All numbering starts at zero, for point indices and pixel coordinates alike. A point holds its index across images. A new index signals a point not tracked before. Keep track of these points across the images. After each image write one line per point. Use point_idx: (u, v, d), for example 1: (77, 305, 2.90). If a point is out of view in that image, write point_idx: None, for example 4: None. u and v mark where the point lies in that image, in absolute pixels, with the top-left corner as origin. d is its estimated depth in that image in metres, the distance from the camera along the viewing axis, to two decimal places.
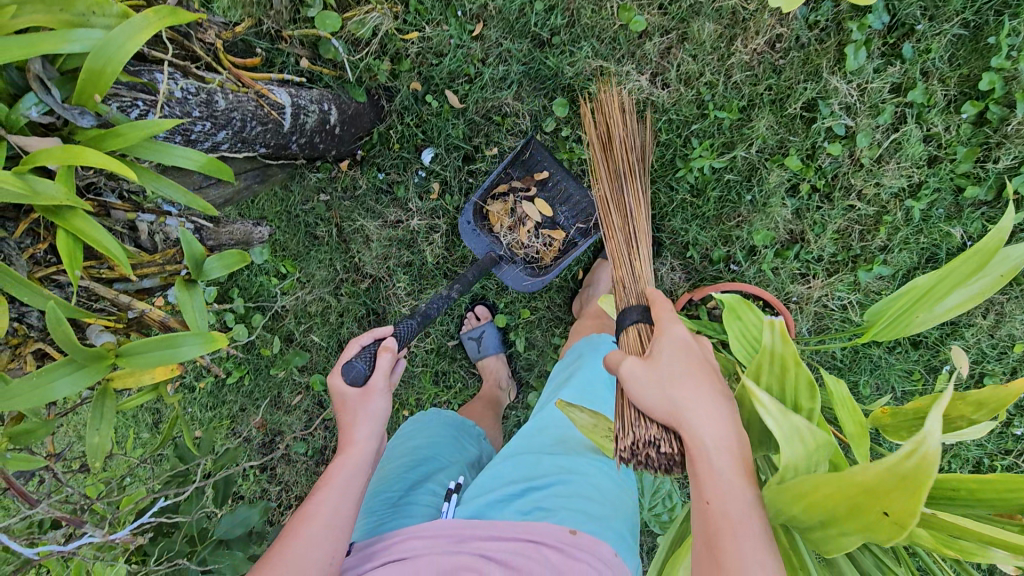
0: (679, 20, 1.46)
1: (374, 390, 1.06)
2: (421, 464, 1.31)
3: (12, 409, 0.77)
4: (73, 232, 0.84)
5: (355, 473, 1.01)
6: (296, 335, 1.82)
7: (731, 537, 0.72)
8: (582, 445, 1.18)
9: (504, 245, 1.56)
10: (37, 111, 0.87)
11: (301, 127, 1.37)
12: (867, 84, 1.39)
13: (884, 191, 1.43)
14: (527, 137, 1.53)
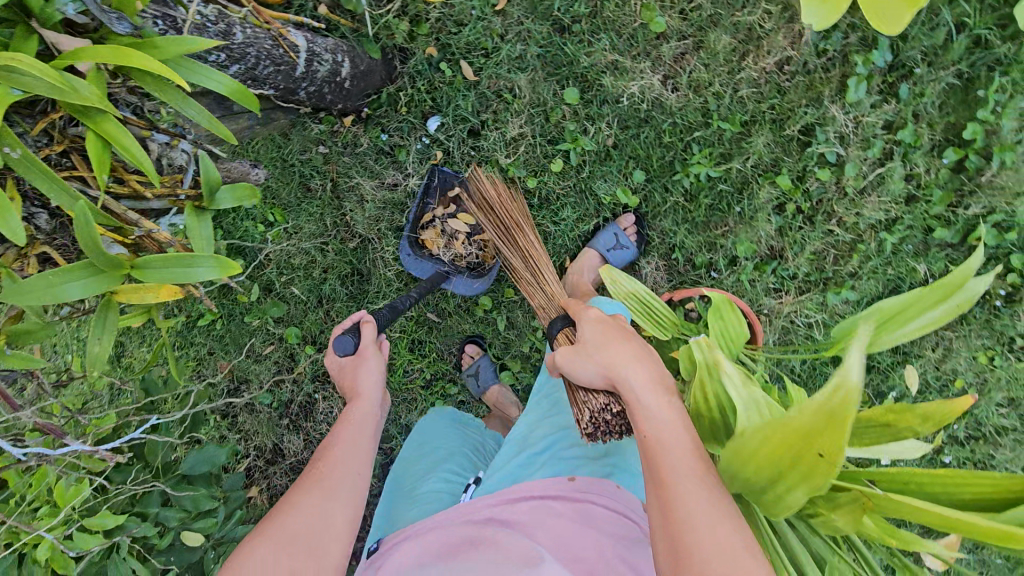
0: (697, 28, 1.50)
1: (365, 351, 1.23)
2: (421, 458, 1.41)
3: (22, 305, 0.72)
4: (103, 135, 0.83)
5: (363, 415, 1.16)
6: (275, 285, 1.80)
7: (668, 456, 0.81)
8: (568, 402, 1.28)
9: (446, 260, 1.59)
10: (74, 10, 0.85)
11: (312, 75, 1.37)
12: (862, 117, 1.46)
13: (863, 221, 1.51)
14: (431, 166, 1.63)
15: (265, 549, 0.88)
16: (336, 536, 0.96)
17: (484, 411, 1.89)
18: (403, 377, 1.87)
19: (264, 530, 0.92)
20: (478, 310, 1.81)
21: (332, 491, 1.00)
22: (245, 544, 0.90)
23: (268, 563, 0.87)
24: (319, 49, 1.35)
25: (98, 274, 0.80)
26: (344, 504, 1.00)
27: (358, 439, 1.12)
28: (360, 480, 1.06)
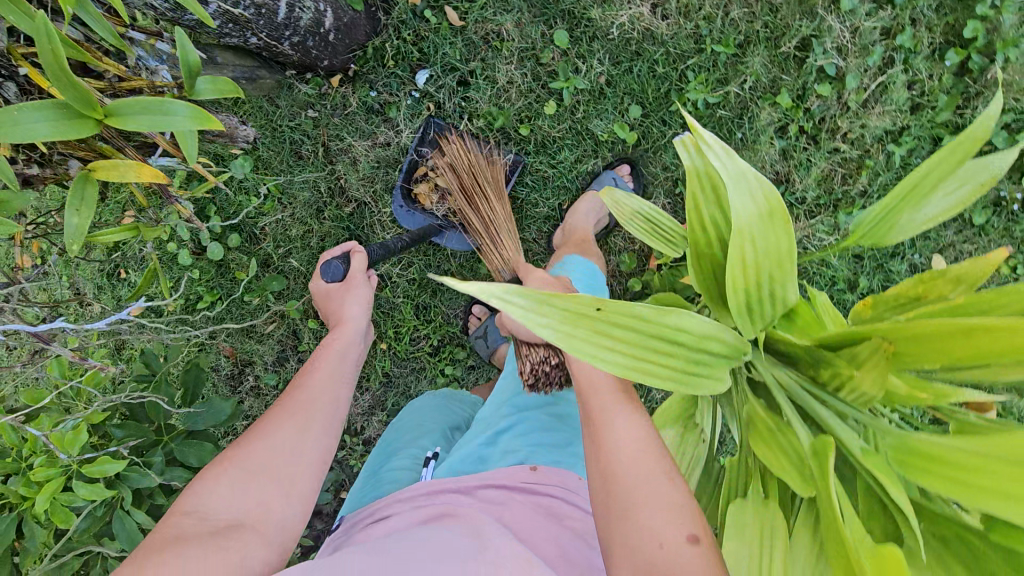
0: None
1: (355, 281, 1.09)
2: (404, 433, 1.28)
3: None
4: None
5: (348, 341, 1.00)
6: (274, 259, 1.75)
7: (619, 436, 0.66)
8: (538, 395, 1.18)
9: (439, 215, 1.58)
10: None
11: (294, 24, 1.34)
12: (858, 26, 1.43)
13: (869, 134, 1.47)
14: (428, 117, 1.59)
15: (224, 486, 0.72)
16: (309, 473, 0.79)
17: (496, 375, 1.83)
18: (410, 345, 1.82)
19: (230, 456, 0.75)
20: (481, 269, 1.76)
21: (309, 422, 0.82)
22: (197, 479, 0.73)
23: (230, 498, 0.72)
24: None
25: (71, 113, 0.57)
26: (320, 438, 0.82)
27: (341, 370, 0.94)
28: (337, 412, 0.87)
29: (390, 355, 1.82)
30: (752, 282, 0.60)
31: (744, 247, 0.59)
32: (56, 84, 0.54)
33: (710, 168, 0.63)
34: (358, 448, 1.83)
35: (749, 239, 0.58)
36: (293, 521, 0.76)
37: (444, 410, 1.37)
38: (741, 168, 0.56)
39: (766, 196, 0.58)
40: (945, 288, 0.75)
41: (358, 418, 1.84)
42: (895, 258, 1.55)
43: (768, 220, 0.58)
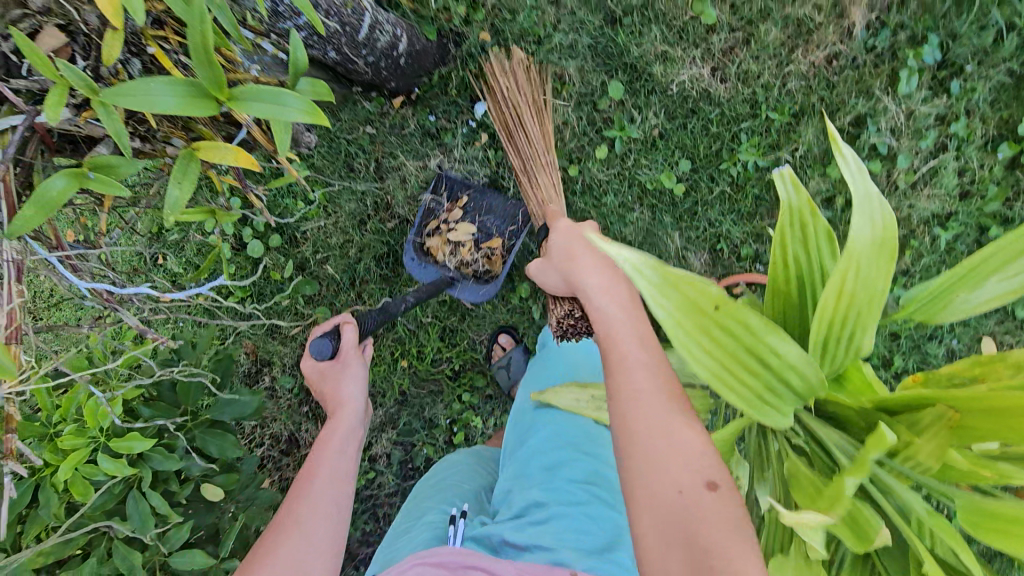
0: (747, 22, 1.52)
1: (349, 356, 1.15)
2: (434, 491, 1.27)
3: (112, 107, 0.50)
4: None
5: (349, 425, 1.09)
6: (310, 264, 1.77)
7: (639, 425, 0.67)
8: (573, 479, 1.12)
9: (450, 267, 1.58)
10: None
11: (372, 44, 1.40)
12: (914, 110, 1.46)
13: (916, 214, 1.48)
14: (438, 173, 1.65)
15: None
16: (324, 562, 0.90)
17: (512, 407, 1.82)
18: (431, 366, 1.81)
19: (247, 569, 0.84)
20: (513, 298, 1.76)
21: (320, 512, 0.94)
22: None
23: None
24: (381, 20, 1.38)
25: (198, 91, 0.55)
26: (324, 534, 0.92)
27: (333, 470, 1.01)
28: (339, 500, 0.98)
29: (410, 375, 1.82)
30: (840, 311, 0.63)
31: (847, 276, 0.60)
32: (194, 57, 0.53)
33: (805, 204, 0.63)
34: (363, 464, 1.82)
35: (855, 268, 0.60)
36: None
37: (476, 471, 1.34)
38: (869, 193, 0.59)
39: (884, 227, 0.60)
40: (1005, 372, 0.76)
41: (368, 433, 1.82)
42: (932, 341, 1.54)
43: (878, 251, 0.60)
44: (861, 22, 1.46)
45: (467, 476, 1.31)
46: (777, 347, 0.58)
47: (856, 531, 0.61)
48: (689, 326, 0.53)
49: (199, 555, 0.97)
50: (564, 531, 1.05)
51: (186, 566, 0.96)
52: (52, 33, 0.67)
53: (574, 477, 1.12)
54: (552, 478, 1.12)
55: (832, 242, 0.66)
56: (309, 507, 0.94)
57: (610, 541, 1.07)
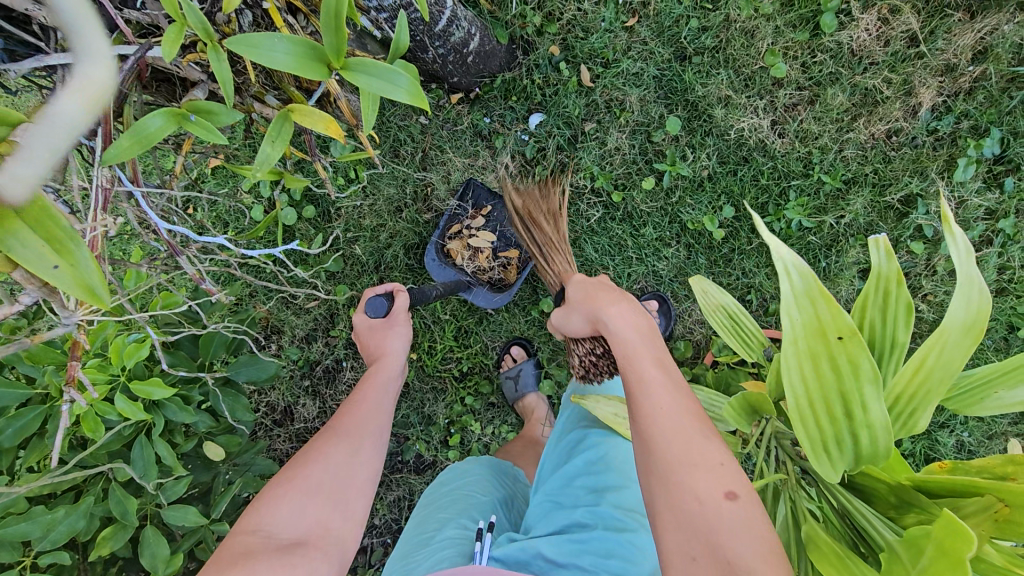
0: (815, 82, 1.52)
1: (397, 317, 1.18)
2: (449, 500, 1.26)
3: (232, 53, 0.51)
4: None
5: (386, 376, 1.11)
6: (339, 240, 1.77)
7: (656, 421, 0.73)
8: (618, 502, 1.11)
9: (468, 272, 1.60)
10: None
11: (446, 37, 1.40)
12: (965, 200, 1.47)
13: (949, 302, 1.48)
14: (467, 179, 1.66)
15: (288, 506, 0.83)
16: (360, 493, 0.91)
17: (512, 419, 1.80)
18: (439, 363, 1.81)
19: (289, 480, 0.86)
20: (534, 311, 1.75)
21: (359, 445, 0.95)
22: (268, 496, 0.84)
23: (296, 514, 0.83)
24: (459, 15, 1.39)
25: (318, 55, 0.57)
26: (365, 464, 0.94)
27: (379, 402, 1.05)
28: (379, 433, 1.00)
29: (417, 368, 1.81)
30: (913, 385, 0.73)
31: (933, 349, 0.70)
32: (324, 23, 0.56)
33: (892, 274, 0.74)
34: None
35: (941, 347, 0.70)
36: (349, 534, 0.88)
37: (495, 485, 1.34)
38: (970, 277, 0.66)
39: (977, 311, 0.68)
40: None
41: None
42: (943, 429, 1.54)
43: (967, 334, 0.69)
44: (928, 104, 1.47)
45: (486, 490, 1.30)
46: (864, 400, 0.68)
47: None
48: (804, 348, 0.66)
49: (192, 513, 0.96)
50: (602, 556, 1.03)
51: (178, 521, 0.95)
52: None
53: (618, 501, 1.11)
54: (598, 501, 1.12)
55: (909, 314, 0.73)
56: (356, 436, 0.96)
57: (651, 572, 1.03)
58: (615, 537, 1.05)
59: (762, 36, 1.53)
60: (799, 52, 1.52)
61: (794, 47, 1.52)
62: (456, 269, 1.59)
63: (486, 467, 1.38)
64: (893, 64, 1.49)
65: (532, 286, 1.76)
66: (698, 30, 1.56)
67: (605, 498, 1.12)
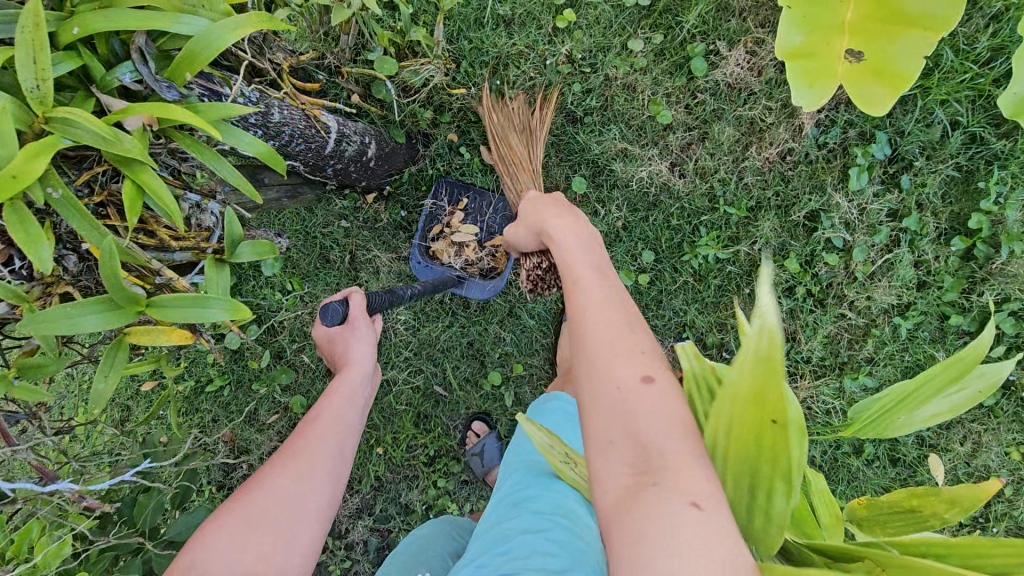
0: (702, 121, 1.58)
1: (355, 322, 1.04)
2: (404, 555, 1.30)
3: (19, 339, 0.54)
4: (141, 185, 0.67)
5: (354, 390, 0.98)
6: (286, 352, 1.80)
7: (605, 373, 0.62)
8: (535, 500, 1.05)
9: (458, 267, 1.63)
10: (132, 80, 0.70)
11: (340, 154, 1.44)
12: (866, 206, 1.51)
13: (875, 305, 1.51)
14: (437, 177, 1.70)
15: (223, 537, 0.73)
16: (309, 524, 0.80)
17: (488, 493, 1.81)
18: (406, 452, 1.82)
19: (230, 509, 0.77)
20: (486, 385, 1.77)
21: (310, 473, 0.83)
22: (196, 538, 0.74)
23: (232, 550, 0.73)
24: (348, 131, 1.43)
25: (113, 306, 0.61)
26: (321, 489, 0.83)
27: (348, 421, 0.94)
28: (337, 463, 0.88)
29: (385, 461, 1.82)
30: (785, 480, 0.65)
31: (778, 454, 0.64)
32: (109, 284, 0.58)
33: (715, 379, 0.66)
34: (339, 553, 1.82)
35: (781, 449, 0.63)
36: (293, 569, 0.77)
37: (452, 536, 1.38)
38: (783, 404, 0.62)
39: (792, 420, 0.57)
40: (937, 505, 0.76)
41: (344, 520, 1.82)
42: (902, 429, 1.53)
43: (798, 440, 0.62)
44: (811, 122, 1.52)
45: (438, 547, 1.32)
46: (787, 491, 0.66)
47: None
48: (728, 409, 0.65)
49: None
50: (524, 558, 0.98)
51: None
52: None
53: (538, 507, 1.04)
54: (518, 509, 1.05)
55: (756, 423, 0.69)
56: (311, 456, 0.85)
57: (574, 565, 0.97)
58: (533, 537, 0.99)
59: (642, 88, 1.60)
60: (680, 97, 1.59)
61: (674, 93, 1.59)
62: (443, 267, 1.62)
63: (444, 523, 1.41)
64: (769, 92, 1.55)
65: (479, 359, 1.78)
66: (582, 93, 1.63)
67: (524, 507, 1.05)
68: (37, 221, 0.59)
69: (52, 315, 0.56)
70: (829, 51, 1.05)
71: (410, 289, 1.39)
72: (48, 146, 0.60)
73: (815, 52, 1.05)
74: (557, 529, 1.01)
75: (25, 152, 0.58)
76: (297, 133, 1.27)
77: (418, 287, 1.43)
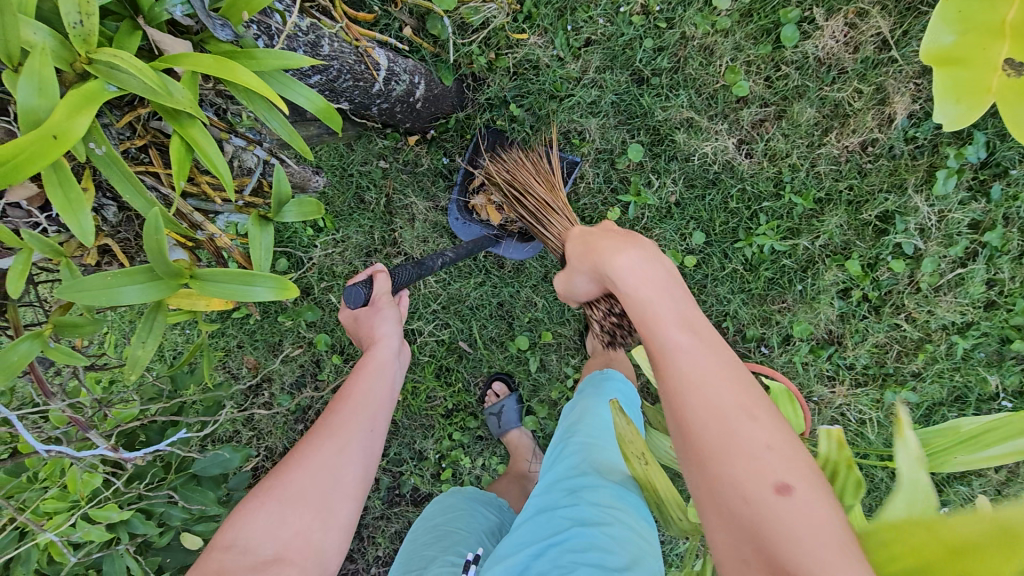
0: (782, 97, 1.44)
1: (382, 301, 1.00)
2: (433, 531, 1.32)
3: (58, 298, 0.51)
4: (186, 141, 0.64)
5: (384, 362, 0.95)
6: (314, 290, 1.77)
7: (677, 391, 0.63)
8: (588, 491, 1.05)
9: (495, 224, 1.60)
10: (182, 12, 0.72)
11: (387, 94, 1.34)
12: (948, 213, 1.38)
13: (934, 321, 1.42)
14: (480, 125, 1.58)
15: (263, 516, 0.74)
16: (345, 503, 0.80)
17: (501, 451, 1.83)
18: (425, 402, 1.82)
19: (269, 489, 0.77)
20: (511, 347, 1.77)
21: (346, 444, 0.82)
22: (244, 507, 0.75)
23: (273, 526, 0.73)
24: (397, 69, 1.33)
25: (152, 277, 0.58)
26: (353, 470, 0.81)
27: (379, 394, 0.91)
28: (371, 439, 0.86)
29: (402, 407, 1.83)
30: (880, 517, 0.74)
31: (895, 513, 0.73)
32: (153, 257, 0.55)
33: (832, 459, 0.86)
34: None
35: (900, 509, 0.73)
36: (333, 542, 0.77)
37: (481, 515, 1.40)
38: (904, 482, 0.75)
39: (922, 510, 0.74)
40: None
41: None
42: None
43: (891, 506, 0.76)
44: (903, 113, 1.38)
45: (465, 523, 1.34)
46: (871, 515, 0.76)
47: None
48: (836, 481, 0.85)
49: None
50: (580, 552, 0.99)
51: None
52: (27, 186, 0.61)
53: (594, 499, 1.04)
54: (575, 502, 1.05)
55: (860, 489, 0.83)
56: (345, 431, 0.83)
57: (631, 559, 0.97)
58: (591, 530, 1.00)
59: (721, 53, 1.45)
60: (762, 67, 1.44)
61: (756, 62, 1.44)
62: (481, 225, 1.61)
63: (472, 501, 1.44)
64: (863, 72, 1.39)
65: (507, 321, 1.76)
66: (653, 51, 1.48)
67: (582, 499, 1.05)
68: (75, 185, 0.60)
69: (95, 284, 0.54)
70: (986, 61, 0.93)
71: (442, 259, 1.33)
72: (89, 94, 0.61)
73: (969, 57, 0.94)
74: (614, 524, 1.01)
75: (66, 109, 0.58)
76: (349, 74, 1.19)
77: (452, 255, 1.38)
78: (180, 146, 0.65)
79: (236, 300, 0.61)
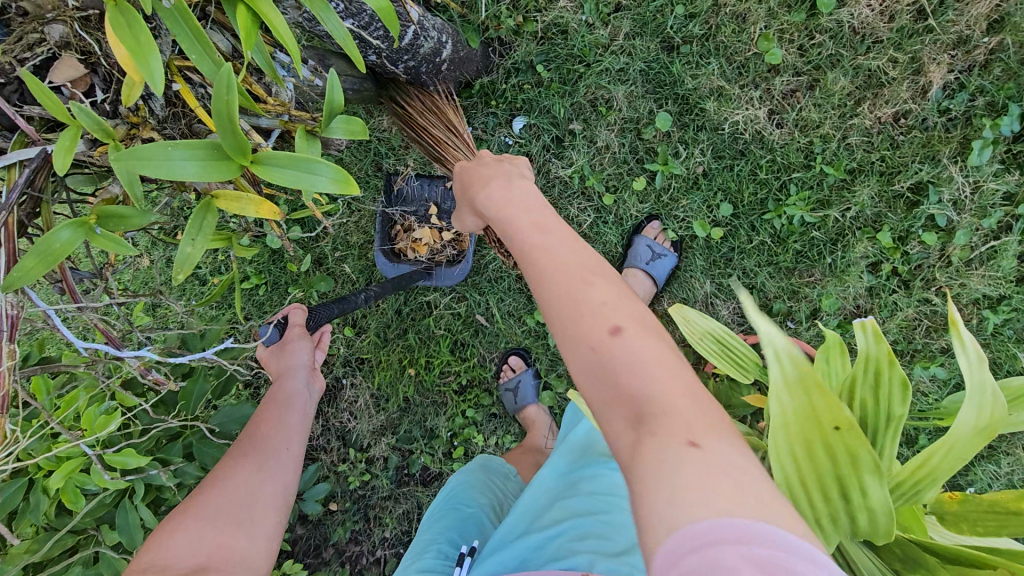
0: (814, 67, 1.43)
1: (291, 335, 1.12)
2: (435, 521, 1.25)
3: (127, 169, 0.44)
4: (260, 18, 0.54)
5: (290, 393, 1.06)
6: (327, 260, 1.72)
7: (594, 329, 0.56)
8: (585, 485, 1.08)
9: (423, 257, 1.53)
10: None
11: (415, 50, 1.29)
12: (982, 184, 1.37)
13: (966, 294, 1.40)
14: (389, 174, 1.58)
15: (180, 537, 0.76)
16: (269, 514, 0.87)
17: (515, 429, 1.78)
18: (438, 377, 1.78)
19: (187, 510, 0.81)
20: (529, 321, 1.74)
21: (261, 464, 0.90)
22: (161, 529, 0.78)
23: (191, 545, 0.76)
24: (426, 25, 1.28)
25: (219, 152, 0.49)
26: (272, 478, 0.90)
27: (288, 422, 1.01)
28: (287, 455, 0.96)
29: (416, 383, 1.79)
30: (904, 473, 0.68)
31: (935, 451, 0.65)
32: (216, 119, 0.47)
33: (883, 354, 0.67)
34: (359, 465, 1.81)
35: (948, 448, 0.64)
36: (259, 553, 0.83)
37: (488, 488, 1.32)
38: (985, 381, 0.59)
39: (989, 414, 0.62)
40: None
41: (368, 435, 1.80)
42: None
43: (977, 436, 0.63)
44: (938, 83, 1.36)
45: (468, 498, 1.27)
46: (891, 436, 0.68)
47: (843, 495, 0.60)
48: (893, 377, 0.66)
49: None
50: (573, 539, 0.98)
51: None
52: (70, 65, 0.55)
53: (596, 489, 1.06)
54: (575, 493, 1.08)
55: (904, 388, 0.66)
56: (258, 452, 0.92)
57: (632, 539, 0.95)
58: (583, 520, 1.00)
59: (755, 20, 1.43)
60: (794, 35, 1.42)
61: (789, 30, 1.42)
62: (411, 264, 1.52)
63: (469, 473, 1.35)
64: (898, 41, 1.38)
65: (525, 295, 1.74)
66: (685, 17, 1.46)
67: (579, 489, 1.07)
68: (146, 26, 0.45)
69: (149, 151, 0.45)
70: None
71: (365, 296, 1.27)
72: None
73: None
74: (612, 512, 1.00)
75: None
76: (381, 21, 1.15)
77: (373, 292, 1.32)
78: (248, 16, 0.54)
79: (301, 189, 0.53)
